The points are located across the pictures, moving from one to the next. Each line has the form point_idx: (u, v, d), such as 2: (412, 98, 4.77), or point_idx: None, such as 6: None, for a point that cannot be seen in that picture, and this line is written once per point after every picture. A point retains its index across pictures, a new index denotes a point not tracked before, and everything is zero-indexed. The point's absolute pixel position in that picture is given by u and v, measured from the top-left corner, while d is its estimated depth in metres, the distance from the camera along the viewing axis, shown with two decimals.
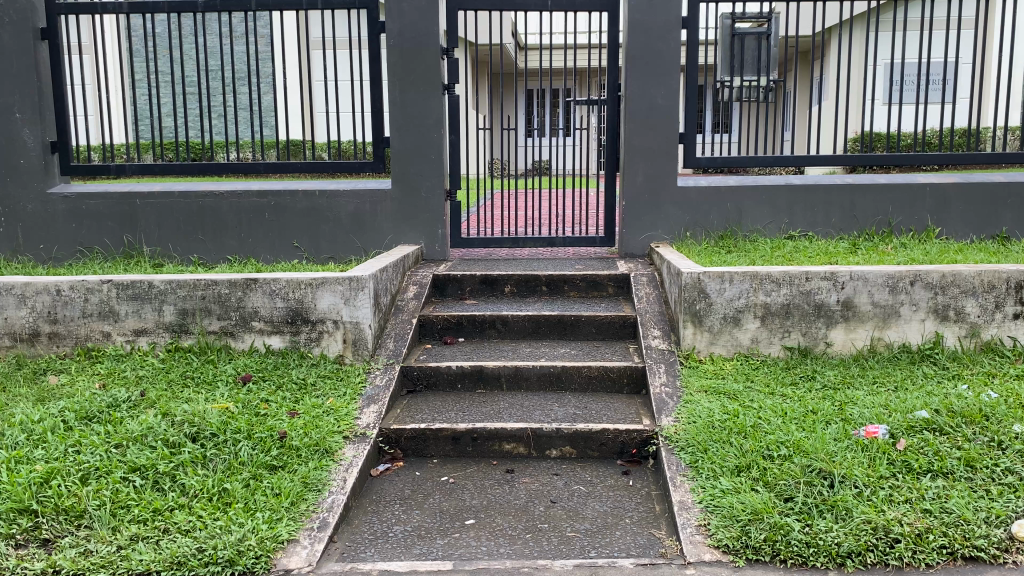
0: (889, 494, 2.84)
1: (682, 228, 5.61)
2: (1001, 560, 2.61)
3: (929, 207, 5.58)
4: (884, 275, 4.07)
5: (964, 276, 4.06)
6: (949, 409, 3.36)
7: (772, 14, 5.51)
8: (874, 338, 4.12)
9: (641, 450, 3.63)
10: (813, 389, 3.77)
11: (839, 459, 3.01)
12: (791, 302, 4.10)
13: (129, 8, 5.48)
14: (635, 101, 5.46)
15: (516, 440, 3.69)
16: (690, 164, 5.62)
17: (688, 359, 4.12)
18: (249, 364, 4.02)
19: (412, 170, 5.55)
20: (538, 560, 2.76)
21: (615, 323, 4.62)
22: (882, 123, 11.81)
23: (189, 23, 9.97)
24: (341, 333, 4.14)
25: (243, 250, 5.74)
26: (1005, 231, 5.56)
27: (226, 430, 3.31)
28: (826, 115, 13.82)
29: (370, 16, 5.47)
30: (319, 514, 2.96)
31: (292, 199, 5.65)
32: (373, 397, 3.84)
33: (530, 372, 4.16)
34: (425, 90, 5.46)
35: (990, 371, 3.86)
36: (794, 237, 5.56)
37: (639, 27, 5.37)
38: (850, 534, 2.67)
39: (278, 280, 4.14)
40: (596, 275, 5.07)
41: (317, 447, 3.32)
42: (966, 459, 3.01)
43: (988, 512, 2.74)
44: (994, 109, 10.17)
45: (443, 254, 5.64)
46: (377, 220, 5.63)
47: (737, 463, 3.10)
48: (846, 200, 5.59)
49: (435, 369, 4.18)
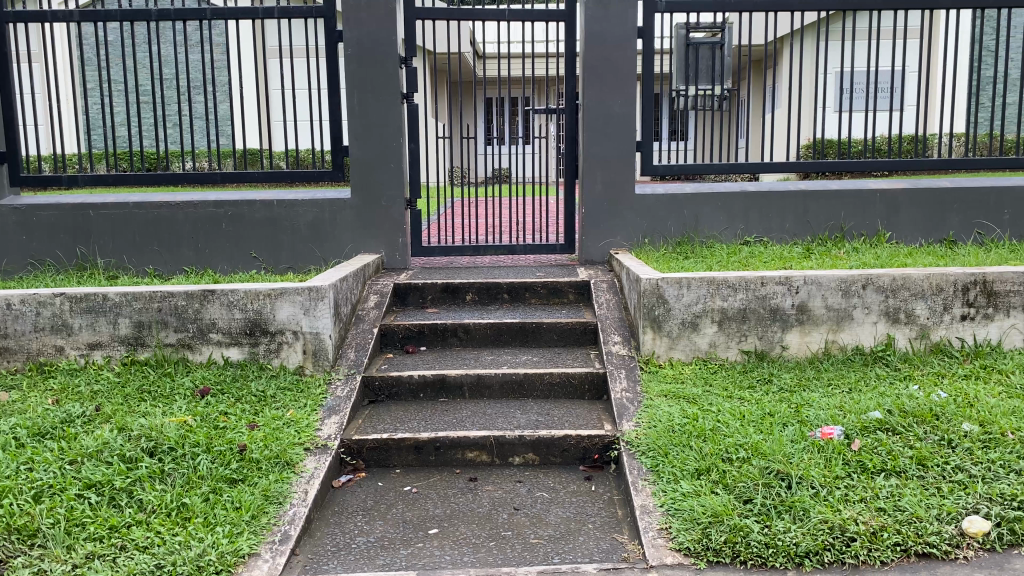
0: (844, 494, 2.91)
1: (641, 235, 5.68)
2: (952, 555, 2.69)
3: (880, 211, 5.71)
4: (836, 279, 4.16)
5: (913, 279, 4.17)
6: (901, 409, 3.44)
7: (726, 24, 5.61)
8: (829, 341, 4.21)
9: (603, 455, 3.66)
10: (770, 392, 3.84)
11: (796, 460, 3.08)
12: (747, 306, 4.18)
13: (79, 17, 5.38)
14: (594, 110, 5.50)
15: (478, 448, 3.69)
16: (648, 171, 5.67)
17: (648, 364, 4.17)
18: (207, 377, 3.98)
19: (372, 178, 5.53)
20: (502, 568, 2.77)
21: (575, 329, 4.65)
22: (832, 128, 12.16)
23: (143, 30, 9.86)
24: (301, 344, 4.11)
25: (200, 261, 5.67)
26: (952, 236, 5.73)
27: (184, 443, 3.28)
28: (779, 121, 14.16)
29: (327, 25, 5.45)
30: (280, 527, 2.93)
31: (249, 209, 5.58)
32: (333, 407, 3.81)
33: (492, 380, 4.17)
34: (384, 99, 5.44)
35: (940, 371, 3.97)
36: (749, 242, 5.65)
37: (597, 37, 5.43)
38: (808, 534, 2.72)
39: (235, 291, 4.10)
40: (557, 281, 5.10)
41: (277, 459, 3.30)
42: (918, 457, 3.10)
43: (940, 509, 2.82)
44: (939, 116, 10.47)
45: (404, 261, 5.65)
46: (336, 230, 5.60)
47: (697, 466, 3.14)
48: (799, 206, 5.70)
49: (396, 379, 4.16)
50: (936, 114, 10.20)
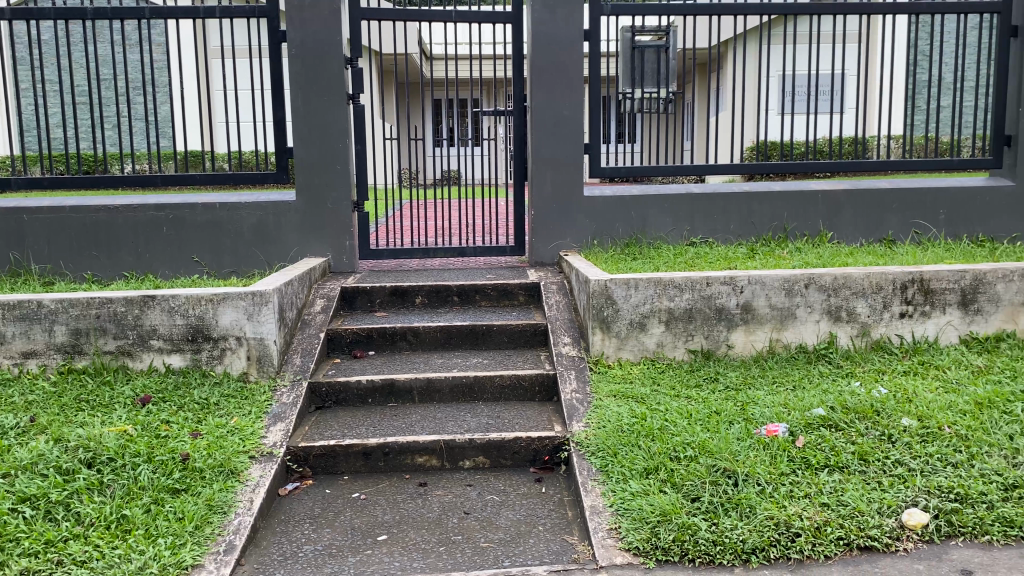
0: (790, 490, 2.96)
1: (590, 236, 5.70)
2: (893, 547, 2.75)
3: (821, 212, 5.84)
4: (780, 278, 4.23)
5: (854, 278, 4.26)
6: (843, 405, 3.52)
7: (670, 27, 5.68)
8: (773, 340, 4.28)
9: (553, 456, 3.66)
10: (717, 390, 3.88)
11: (742, 458, 3.12)
12: (693, 306, 4.22)
13: (10, 15, 5.20)
14: (541, 112, 5.51)
15: (428, 452, 3.66)
16: (596, 173, 5.70)
17: (597, 365, 4.18)
18: (148, 385, 3.88)
19: (318, 181, 5.46)
20: (452, 573, 2.75)
21: (525, 331, 4.65)
22: (776, 131, 12.41)
23: (79, 30, 9.60)
24: (245, 350, 4.03)
25: (140, 266, 5.52)
26: (890, 235, 5.87)
27: (124, 454, 3.19)
28: (723, 123, 14.39)
29: (271, 25, 5.37)
30: (225, 537, 2.87)
31: (191, 212, 5.47)
32: (279, 414, 3.75)
33: (442, 383, 4.14)
34: (329, 100, 5.38)
35: (880, 367, 4.06)
36: (695, 243, 5.72)
37: (543, 39, 5.44)
38: (754, 531, 2.76)
39: (176, 297, 4.00)
40: (507, 283, 5.10)
41: (221, 468, 3.22)
42: (860, 452, 3.16)
43: (881, 502, 2.88)
44: (877, 119, 10.75)
45: (351, 265, 5.59)
46: (281, 233, 5.51)
47: (645, 465, 3.17)
48: (744, 207, 5.79)
49: (343, 384, 4.11)
50: (874, 117, 10.46)
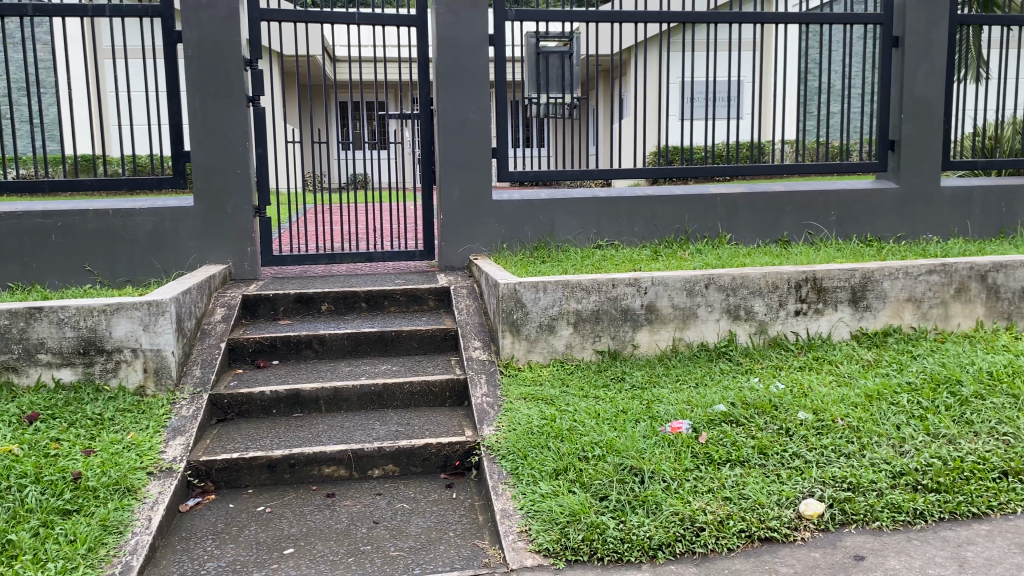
0: (694, 486, 3.04)
1: (498, 240, 5.72)
2: (791, 537, 2.86)
3: (720, 215, 6.02)
4: (681, 279, 4.34)
5: (751, 278, 4.41)
6: (743, 401, 3.63)
7: (574, 33, 5.77)
8: (676, 339, 4.39)
9: (463, 462, 3.65)
10: (623, 390, 3.95)
11: (648, 455, 3.18)
12: (600, 307, 4.29)
13: None
14: (448, 115, 5.50)
15: (335, 462, 3.59)
16: (503, 177, 5.73)
17: (507, 368, 4.20)
18: (35, 402, 3.68)
19: (218, 185, 5.30)
20: None
21: (435, 336, 4.63)
22: (677, 136, 12.74)
23: None
24: (141, 362, 3.87)
25: (26, 276, 5.24)
26: (785, 236, 6.11)
27: (9, 474, 3.01)
28: (627, 128, 14.68)
29: (165, 25, 5.18)
30: (121, 558, 2.75)
31: (81, 219, 5.22)
32: (178, 428, 3.62)
33: (350, 392, 4.08)
34: (228, 102, 5.23)
35: (777, 363, 4.22)
36: (601, 246, 5.81)
37: (448, 43, 5.43)
38: (660, 527, 2.82)
39: (66, 308, 3.82)
40: (416, 289, 5.07)
41: (116, 486, 3.09)
42: (759, 447, 3.27)
43: (779, 494, 2.99)
44: (772, 125, 11.17)
45: (254, 271, 5.44)
46: (178, 240, 5.33)
47: (554, 467, 3.19)
48: (647, 210, 5.92)
49: (247, 396, 3.99)
50: (768, 123, 10.87)
